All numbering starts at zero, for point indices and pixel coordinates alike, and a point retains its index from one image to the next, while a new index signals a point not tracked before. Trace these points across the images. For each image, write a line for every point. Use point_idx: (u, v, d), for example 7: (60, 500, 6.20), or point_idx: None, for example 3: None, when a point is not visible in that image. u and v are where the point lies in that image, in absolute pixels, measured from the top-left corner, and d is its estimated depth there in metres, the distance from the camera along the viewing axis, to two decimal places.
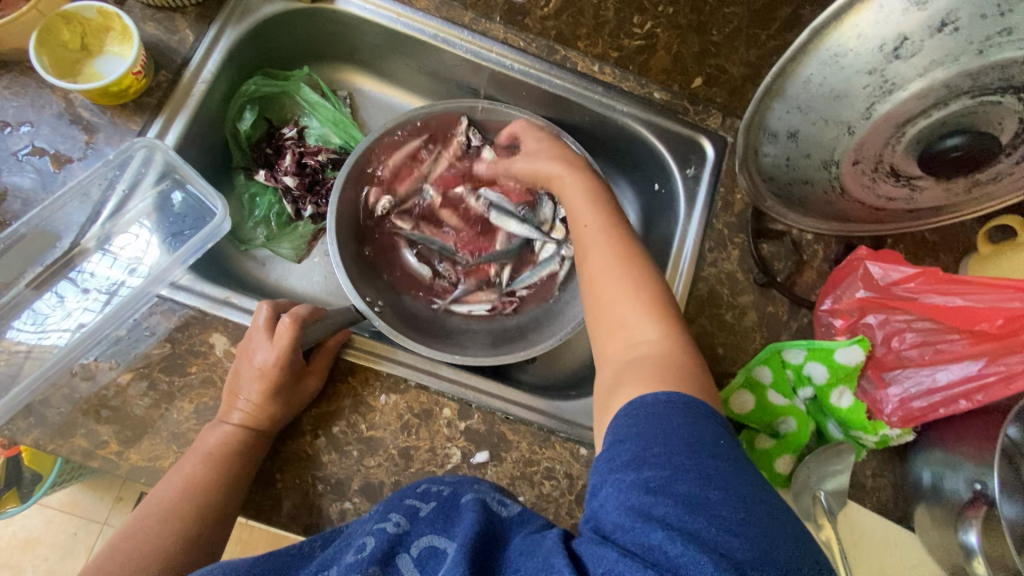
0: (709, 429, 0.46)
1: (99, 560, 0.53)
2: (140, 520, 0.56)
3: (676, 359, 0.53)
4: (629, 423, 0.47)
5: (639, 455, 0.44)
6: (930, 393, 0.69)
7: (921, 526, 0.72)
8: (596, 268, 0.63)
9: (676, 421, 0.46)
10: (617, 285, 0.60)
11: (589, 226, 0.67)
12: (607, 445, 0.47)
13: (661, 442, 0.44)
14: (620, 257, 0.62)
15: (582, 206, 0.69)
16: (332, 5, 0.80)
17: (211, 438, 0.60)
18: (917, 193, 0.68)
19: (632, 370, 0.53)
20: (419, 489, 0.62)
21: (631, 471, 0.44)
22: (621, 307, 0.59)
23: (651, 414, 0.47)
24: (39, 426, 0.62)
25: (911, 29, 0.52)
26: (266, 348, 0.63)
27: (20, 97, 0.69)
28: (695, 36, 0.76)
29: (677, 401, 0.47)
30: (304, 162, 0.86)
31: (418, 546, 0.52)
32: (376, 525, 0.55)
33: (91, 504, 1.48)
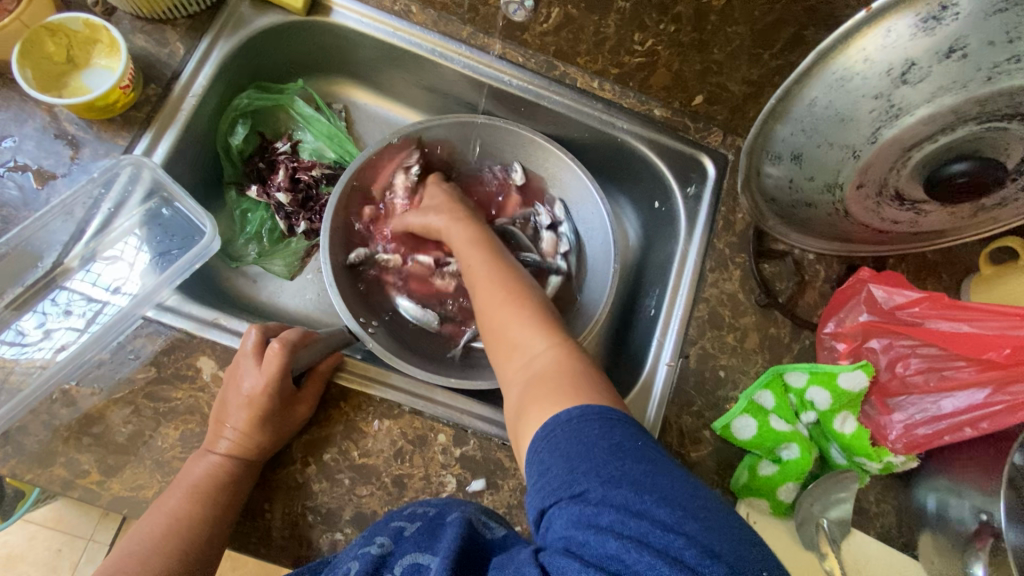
0: (627, 434, 0.46)
1: None
2: (120, 561, 0.53)
3: (567, 362, 0.57)
4: (550, 449, 0.46)
5: (569, 474, 0.43)
6: (936, 420, 0.68)
7: (927, 554, 0.71)
8: (487, 300, 0.67)
9: (593, 434, 0.45)
10: (504, 315, 0.64)
11: (475, 264, 0.72)
12: (535, 473, 0.46)
13: (587, 458, 0.44)
14: (500, 288, 0.67)
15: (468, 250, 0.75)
16: (326, 18, 0.78)
17: (198, 469, 0.58)
18: (921, 217, 0.67)
19: (535, 391, 0.55)
20: (405, 511, 0.60)
21: (566, 491, 0.43)
22: (515, 329, 0.63)
23: (567, 434, 0.46)
24: (17, 455, 0.60)
25: (918, 54, 0.51)
26: (253, 374, 0.61)
27: (3, 110, 0.67)
28: (696, 54, 0.73)
29: (587, 411, 0.48)
30: (298, 178, 0.84)
31: (402, 565, 0.51)
32: (361, 548, 0.54)
33: (76, 520, 1.45)
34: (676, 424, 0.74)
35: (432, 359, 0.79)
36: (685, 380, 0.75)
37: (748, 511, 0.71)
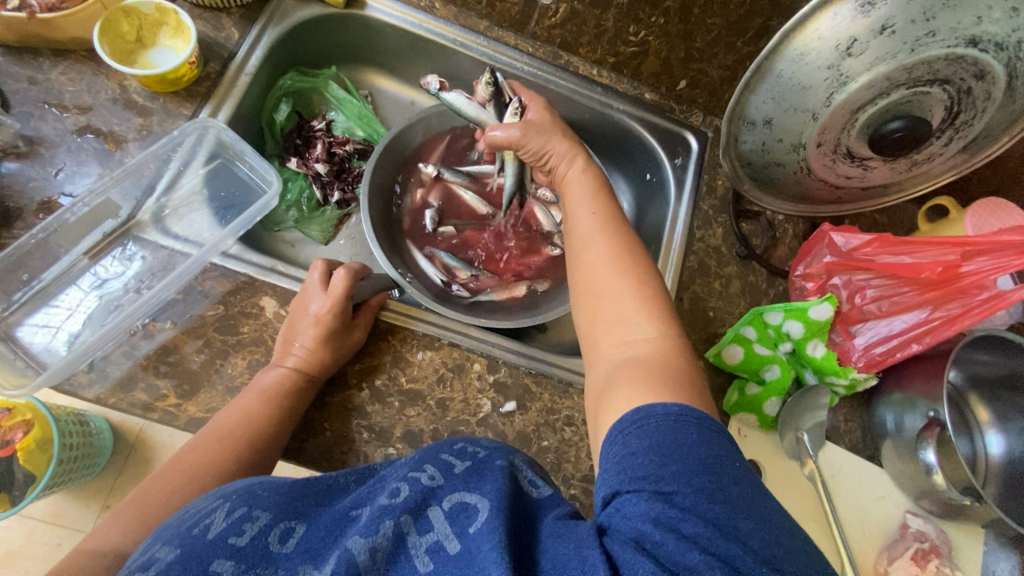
0: (722, 448, 0.49)
1: (168, 461, 0.61)
2: (200, 438, 0.62)
3: (671, 359, 0.59)
4: (639, 435, 0.50)
5: (658, 470, 0.47)
6: (888, 338, 0.81)
7: (889, 459, 0.84)
8: (595, 260, 0.70)
9: (688, 438, 0.49)
10: (618, 284, 0.66)
11: (589, 215, 0.74)
12: (618, 455, 0.50)
13: (680, 459, 0.47)
14: (615, 258, 0.69)
15: (583, 196, 0.77)
16: (362, 11, 0.89)
17: (268, 377, 0.67)
18: (868, 173, 0.82)
19: (629, 370, 0.59)
20: (454, 446, 0.59)
21: (652, 485, 0.46)
22: (623, 305, 0.65)
23: (663, 429, 0.50)
24: (102, 382, 0.67)
25: (859, 31, 0.66)
26: (320, 299, 0.70)
27: (77, 82, 0.76)
28: (682, 43, 0.87)
29: (687, 414, 0.51)
30: (333, 151, 0.93)
31: (450, 500, 0.50)
32: (410, 472, 0.54)
33: (77, 514, 1.38)
34: None
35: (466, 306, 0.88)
36: (681, 319, 0.87)
37: (739, 426, 0.84)
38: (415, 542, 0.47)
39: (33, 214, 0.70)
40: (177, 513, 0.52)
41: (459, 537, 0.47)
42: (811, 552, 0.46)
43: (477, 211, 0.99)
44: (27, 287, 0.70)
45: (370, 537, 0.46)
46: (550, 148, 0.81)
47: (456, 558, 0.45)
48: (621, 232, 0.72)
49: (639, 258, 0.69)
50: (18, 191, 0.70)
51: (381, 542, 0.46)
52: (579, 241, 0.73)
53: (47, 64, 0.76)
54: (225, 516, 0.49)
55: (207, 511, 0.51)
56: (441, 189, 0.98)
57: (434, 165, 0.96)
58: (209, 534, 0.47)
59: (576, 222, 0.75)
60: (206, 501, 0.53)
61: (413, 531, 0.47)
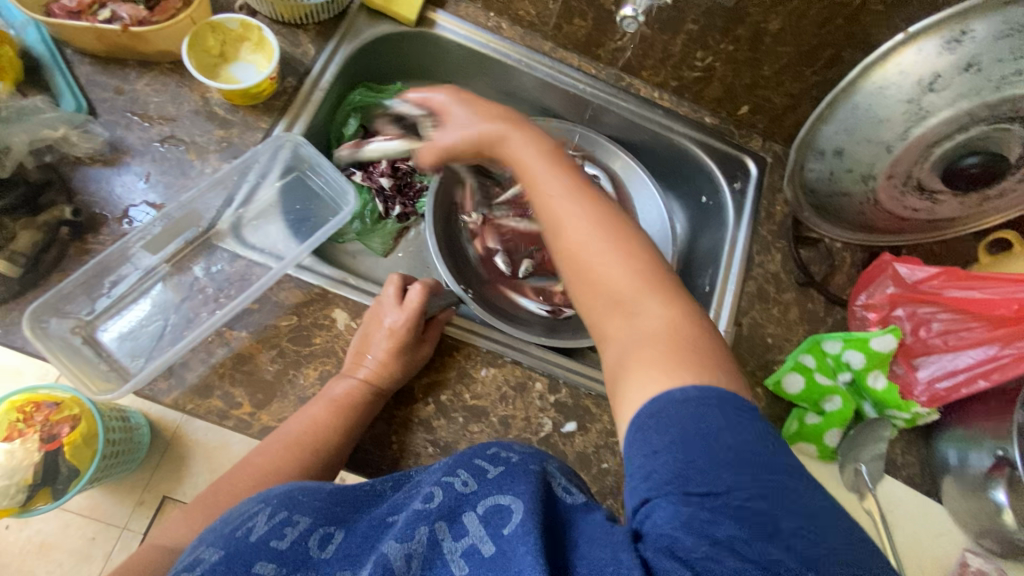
0: (753, 428, 0.47)
1: (238, 464, 0.63)
2: (270, 443, 0.64)
3: (686, 332, 0.55)
4: (660, 431, 0.47)
5: (685, 469, 0.45)
6: (953, 373, 0.81)
7: (949, 495, 0.83)
8: (572, 236, 0.61)
9: (713, 425, 0.46)
10: (610, 259, 0.59)
11: (550, 186, 0.64)
12: (641, 454, 0.47)
13: (708, 454, 0.45)
14: (599, 226, 0.61)
15: (540, 162, 0.66)
16: (431, 29, 0.91)
17: (338, 388, 0.68)
18: (937, 206, 0.81)
19: (644, 353, 0.54)
20: (488, 451, 0.60)
21: (681, 487, 0.44)
22: (623, 279, 0.58)
23: (686, 418, 0.47)
24: (179, 387, 0.68)
25: (943, 68, 0.66)
26: (395, 313, 0.71)
27: (162, 93, 0.78)
28: (748, 70, 0.88)
29: (709, 394, 0.48)
30: (398, 166, 0.94)
31: (484, 504, 0.51)
32: (444, 476, 0.56)
33: None
34: None
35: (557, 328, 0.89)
36: (739, 345, 0.87)
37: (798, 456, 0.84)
38: (450, 547, 0.49)
39: (117, 220, 0.72)
40: (221, 517, 0.55)
41: (493, 539, 0.48)
42: (847, 527, 0.46)
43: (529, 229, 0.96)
44: (109, 293, 0.73)
45: (405, 543, 0.48)
46: (501, 123, 0.69)
47: (492, 561, 0.46)
48: (599, 197, 0.64)
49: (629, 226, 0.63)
50: (104, 198, 0.72)
51: (416, 548, 0.48)
52: (547, 219, 0.63)
53: (133, 74, 0.78)
54: (267, 519, 0.53)
55: (249, 513, 0.54)
56: (494, 228, 0.96)
57: (477, 212, 0.96)
58: (252, 538, 0.51)
59: (543, 188, 0.64)
60: (249, 505, 0.56)
61: (447, 537, 0.49)
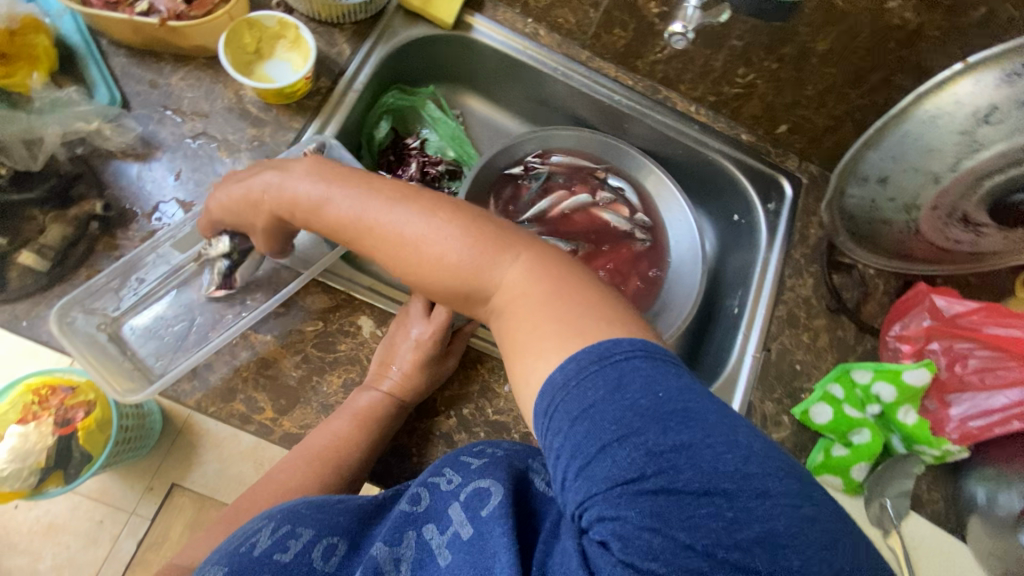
0: (637, 382, 0.43)
1: (260, 480, 0.63)
2: (292, 457, 0.63)
3: (553, 279, 0.53)
4: (552, 427, 0.44)
5: (583, 461, 0.42)
6: (987, 413, 0.78)
7: (973, 534, 0.81)
8: (402, 259, 0.56)
9: (596, 398, 0.43)
10: (435, 254, 0.54)
11: (360, 221, 0.57)
12: (552, 460, 0.45)
13: (595, 436, 0.42)
14: (418, 228, 0.55)
15: (336, 188, 0.58)
16: (467, 33, 0.90)
17: (362, 400, 0.67)
18: (980, 239, 0.79)
19: (526, 329, 0.50)
20: (475, 449, 0.59)
21: (587, 479, 0.42)
22: (468, 267, 0.54)
23: (569, 401, 0.44)
24: (202, 389, 0.67)
25: (1001, 100, 0.64)
26: (421, 325, 0.69)
27: (196, 88, 0.77)
28: (790, 89, 0.85)
29: (583, 364, 0.45)
30: (427, 171, 0.93)
31: (466, 491, 0.51)
32: (430, 477, 0.55)
33: (121, 493, 1.40)
34: (759, 408, 0.83)
35: None
36: (767, 370, 0.85)
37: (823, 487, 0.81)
38: (437, 542, 0.49)
39: (147, 217, 0.71)
40: (228, 538, 0.53)
41: (472, 522, 0.48)
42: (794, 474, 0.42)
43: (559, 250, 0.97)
44: (136, 289, 0.72)
45: (394, 547, 0.49)
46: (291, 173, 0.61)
47: (471, 544, 0.47)
48: (403, 194, 0.57)
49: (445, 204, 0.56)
50: (134, 193, 0.72)
51: (404, 553, 0.49)
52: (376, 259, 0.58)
53: (168, 68, 0.78)
54: (270, 534, 0.50)
55: (254, 529, 0.52)
56: None
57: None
58: (256, 551, 0.49)
59: (350, 222, 0.57)
60: (254, 522, 0.54)
61: (435, 534, 0.49)
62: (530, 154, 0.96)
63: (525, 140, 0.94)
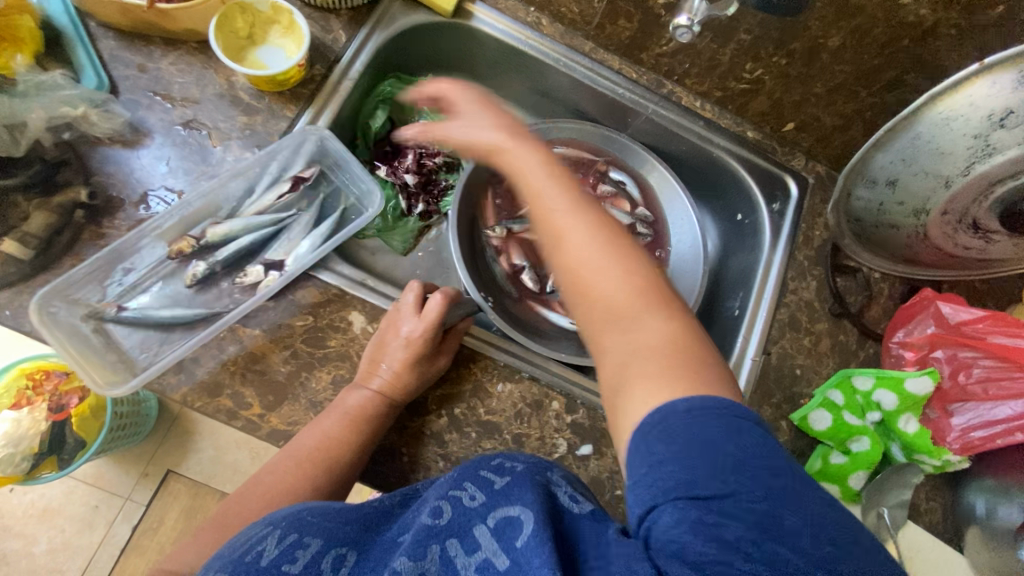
0: (754, 433, 0.48)
1: (250, 484, 0.61)
2: (283, 459, 0.62)
3: (688, 345, 0.54)
4: (664, 440, 0.47)
5: (691, 475, 0.45)
6: (990, 424, 0.77)
7: (971, 546, 0.79)
8: (573, 257, 0.58)
9: (719, 430, 0.47)
10: (611, 277, 0.57)
11: (555, 207, 0.60)
12: (647, 466, 0.47)
13: (710, 460, 0.45)
14: (604, 243, 0.58)
15: (539, 178, 0.62)
16: (468, 22, 0.87)
17: (352, 400, 0.65)
18: (990, 245, 0.77)
19: (641, 367, 0.53)
20: (492, 462, 0.61)
21: (687, 491, 0.44)
22: (623, 299, 0.57)
23: (685, 428, 0.47)
24: (188, 383, 0.66)
25: (1018, 103, 0.61)
26: (413, 321, 0.68)
27: (186, 73, 0.75)
28: (800, 86, 0.83)
29: (708, 402, 0.48)
30: (423, 163, 0.91)
31: (494, 517, 0.50)
32: (451, 491, 0.55)
33: (116, 478, 1.40)
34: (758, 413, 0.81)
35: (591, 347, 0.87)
36: (766, 374, 0.83)
37: None
38: (463, 561, 0.48)
39: (134, 205, 0.69)
40: (228, 543, 0.53)
41: (507, 552, 0.46)
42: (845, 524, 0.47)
43: None
44: (121, 280, 0.70)
45: (417, 561, 0.48)
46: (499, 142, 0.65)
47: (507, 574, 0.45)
48: (603, 212, 0.62)
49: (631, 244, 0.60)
50: (121, 180, 0.70)
51: (429, 567, 0.48)
52: (549, 242, 0.60)
53: (158, 53, 0.75)
54: (278, 542, 0.51)
55: (259, 537, 0.52)
56: (518, 245, 0.93)
57: (501, 225, 0.92)
58: (262, 562, 0.49)
59: (546, 201, 0.61)
60: (255, 529, 0.55)
61: (459, 554, 0.49)
62: None
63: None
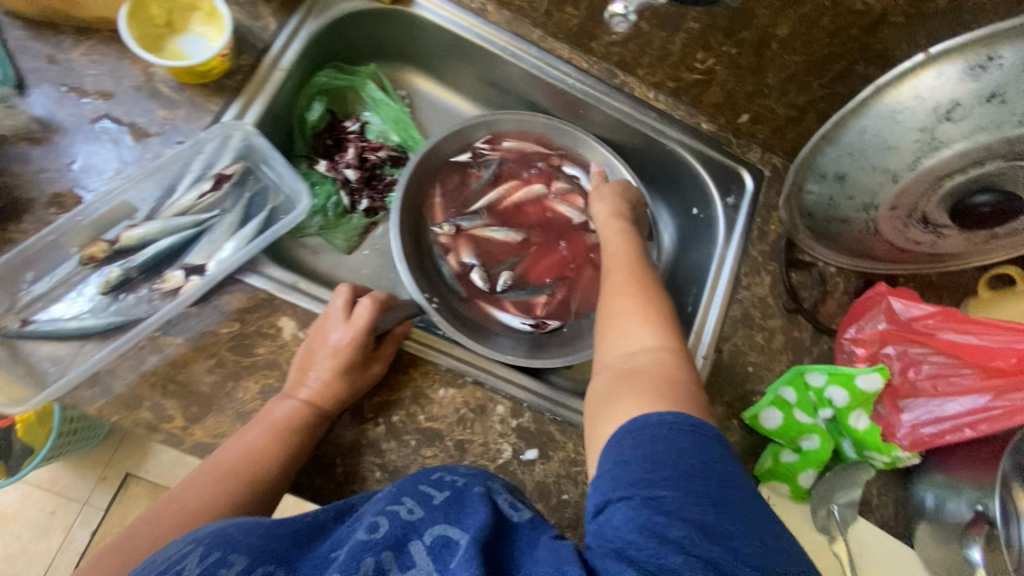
0: (720, 453, 0.47)
1: (160, 505, 0.56)
2: (201, 475, 0.58)
3: (675, 372, 0.56)
4: (633, 445, 0.47)
5: (648, 475, 0.45)
6: (940, 421, 0.76)
7: (922, 542, 0.79)
8: (613, 284, 0.68)
9: (682, 445, 0.46)
10: (631, 306, 0.64)
11: (612, 245, 0.75)
12: (612, 463, 0.47)
13: (671, 466, 0.45)
14: (636, 278, 0.68)
15: (606, 224, 0.79)
16: (409, 9, 0.83)
17: (278, 411, 0.62)
18: (940, 240, 0.76)
19: (630, 382, 0.55)
20: (432, 476, 0.59)
21: (642, 491, 0.44)
22: (629, 322, 0.62)
23: (654, 438, 0.47)
24: (104, 396, 0.63)
25: (963, 95, 0.59)
26: (341, 327, 0.66)
27: (100, 65, 0.70)
28: (751, 76, 0.80)
29: (680, 418, 0.48)
30: (365, 157, 0.89)
31: (431, 534, 0.50)
32: (388, 505, 0.54)
33: (73, 483, 1.35)
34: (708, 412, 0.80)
35: (543, 346, 0.84)
36: (718, 373, 0.82)
37: (769, 494, 0.79)
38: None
39: (43, 207, 0.65)
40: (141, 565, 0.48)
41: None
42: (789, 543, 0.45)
43: (508, 243, 0.91)
44: (30, 289, 0.66)
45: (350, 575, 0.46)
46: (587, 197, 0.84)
47: None
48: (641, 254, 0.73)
49: (627, 249, 0.74)
50: (29, 180, 0.66)
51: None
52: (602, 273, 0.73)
53: (69, 42, 0.71)
54: (198, 562, 0.47)
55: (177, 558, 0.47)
56: (467, 242, 0.90)
57: (448, 223, 0.89)
58: None
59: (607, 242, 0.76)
60: (174, 548, 0.50)
61: (393, 569, 0.47)
62: (478, 141, 0.90)
63: (471, 125, 0.88)
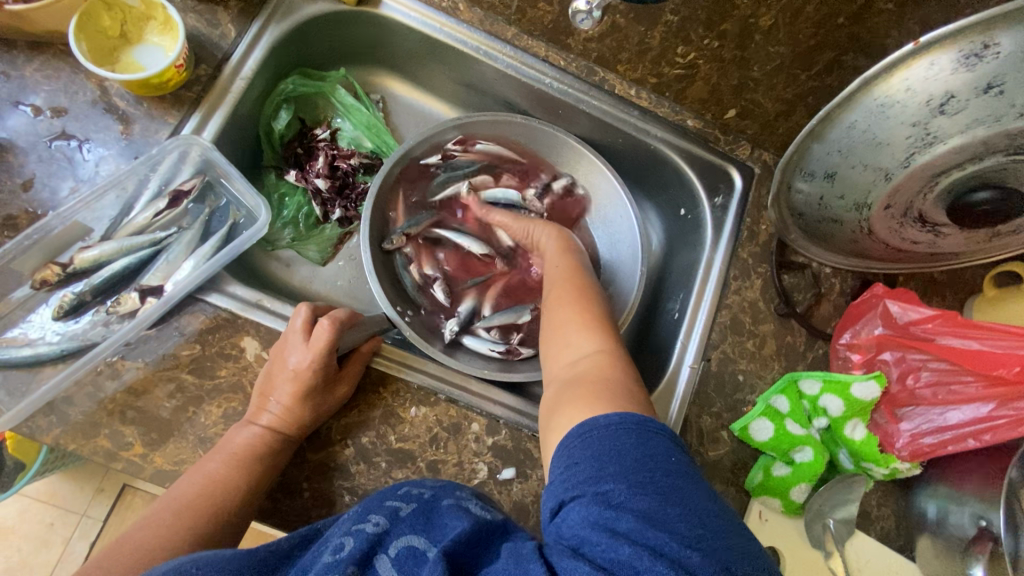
0: (664, 449, 0.43)
1: (114, 545, 0.52)
2: (157, 512, 0.55)
3: (610, 371, 0.54)
4: (582, 447, 0.45)
5: (596, 472, 0.42)
6: (941, 430, 0.72)
7: (924, 556, 0.74)
8: (558, 296, 0.66)
9: (627, 443, 0.43)
10: (569, 319, 0.62)
11: (555, 266, 0.74)
12: (562, 467, 0.45)
13: (618, 461, 0.42)
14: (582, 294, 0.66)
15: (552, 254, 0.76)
16: (375, 9, 0.80)
17: (240, 437, 0.60)
18: (940, 239, 0.71)
19: (570, 390, 0.53)
20: (398, 491, 0.55)
21: (591, 487, 0.41)
22: (570, 328, 0.61)
23: (600, 440, 0.44)
24: (61, 424, 0.61)
25: (958, 87, 0.55)
26: (300, 351, 0.63)
27: (53, 80, 0.68)
28: (736, 70, 0.76)
29: (625, 419, 0.45)
30: (336, 165, 0.86)
31: (396, 546, 0.46)
32: (354, 525, 0.49)
33: (71, 495, 1.35)
34: (695, 424, 0.76)
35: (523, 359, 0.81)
36: (705, 383, 0.78)
37: (761, 509, 0.75)
38: None
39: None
40: None
41: None
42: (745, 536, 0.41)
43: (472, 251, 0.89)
44: None
45: None
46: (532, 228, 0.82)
47: None
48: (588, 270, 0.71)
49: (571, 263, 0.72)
50: None
51: None
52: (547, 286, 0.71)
53: (22, 58, 0.68)
54: None
55: None
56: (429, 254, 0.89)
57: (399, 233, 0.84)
58: None
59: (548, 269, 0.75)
60: None
61: None
62: (450, 141, 0.86)
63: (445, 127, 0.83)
